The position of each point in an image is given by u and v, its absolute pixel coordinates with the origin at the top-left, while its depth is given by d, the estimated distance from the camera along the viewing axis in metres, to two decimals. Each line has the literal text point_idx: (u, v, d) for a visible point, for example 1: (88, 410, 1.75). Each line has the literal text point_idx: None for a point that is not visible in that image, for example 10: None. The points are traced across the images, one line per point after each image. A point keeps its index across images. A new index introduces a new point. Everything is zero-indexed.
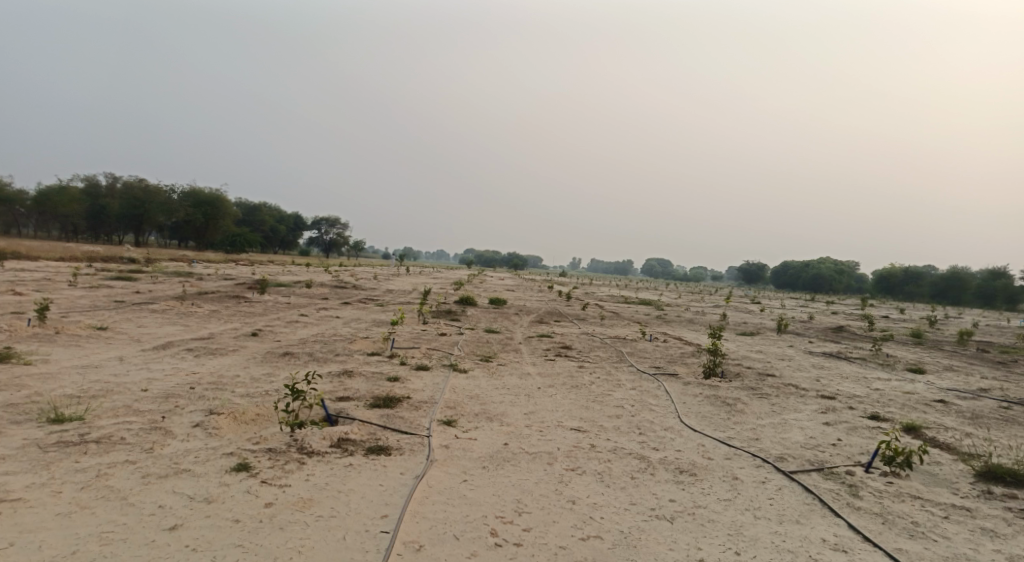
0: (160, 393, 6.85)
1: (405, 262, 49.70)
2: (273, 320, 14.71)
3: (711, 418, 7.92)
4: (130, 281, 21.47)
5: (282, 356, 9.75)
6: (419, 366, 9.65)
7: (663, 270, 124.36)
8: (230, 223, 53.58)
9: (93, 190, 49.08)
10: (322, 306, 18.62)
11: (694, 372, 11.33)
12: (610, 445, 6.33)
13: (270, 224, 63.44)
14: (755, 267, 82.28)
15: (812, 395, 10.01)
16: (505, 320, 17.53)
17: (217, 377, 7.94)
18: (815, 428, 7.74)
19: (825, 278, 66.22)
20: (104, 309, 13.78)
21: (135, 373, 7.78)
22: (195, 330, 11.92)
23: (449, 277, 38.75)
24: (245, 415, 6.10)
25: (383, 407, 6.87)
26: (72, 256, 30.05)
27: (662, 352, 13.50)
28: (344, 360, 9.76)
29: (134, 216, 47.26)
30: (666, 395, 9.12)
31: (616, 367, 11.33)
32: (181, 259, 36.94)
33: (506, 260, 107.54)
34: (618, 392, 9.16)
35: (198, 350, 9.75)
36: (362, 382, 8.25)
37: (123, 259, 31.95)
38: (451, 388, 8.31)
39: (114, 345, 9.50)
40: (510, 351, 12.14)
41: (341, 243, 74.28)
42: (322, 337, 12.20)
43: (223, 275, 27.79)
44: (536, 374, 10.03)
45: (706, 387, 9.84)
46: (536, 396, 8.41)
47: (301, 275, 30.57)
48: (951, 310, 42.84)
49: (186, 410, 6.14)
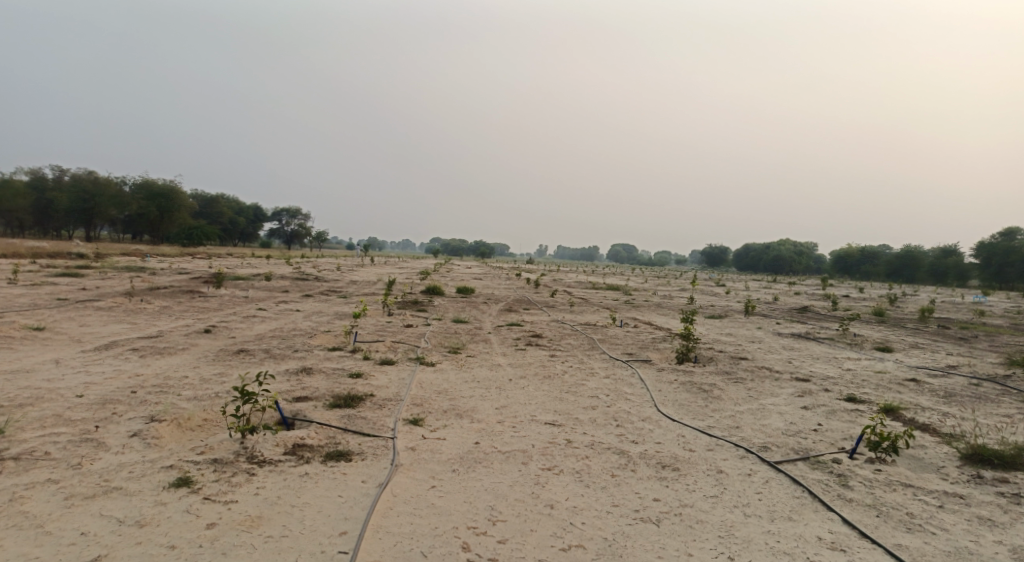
0: (96, 398, 6.22)
1: (370, 252, 48.75)
2: (229, 315, 13.98)
3: (689, 405, 7.68)
4: (76, 277, 20.28)
5: (237, 354, 9.13)
6: (384, 360, 9.17)
7: (628, 255, 125.61)
8: (186, 215, 51.69)
9: (39, 183, 46.83)
10: (282, 299, 17.89)
11: (667, 358, 11.12)
12: (587, 439, 6.01)
13: (229, 216, 61.56)
14: (719, 251, 83.52)
15: (787, 378, 9.90)
16: (474, 310, 17.09)
17: (164, 379, 7.33)
18: (795, 414, 7.57)
19: (786, 260, 67.53)
20: (43, 307, 12.85)
21: (70, 377, 7.10)
22: (143, 328, 11.17)
23: (416, 266, 38.17)
24: (190, 421, 5.55)
25: (344, 406, 6.41)
26: (14, 252, 28.39)
27: (634, 338, 13.28)
28: (304, 357, 9.21)
29: (82, 211, 45.15)
30: (641, 383, 8.86)
31: (589, 355, 11.03)
32: (134, 253, 35.43)
33: (474, 248, 106.76)
34: (592, 381, 8.85)
35: (145, 350, 9.06)
36: (323, 380, 7.74)
37: (71, 255, 30.39)
38: (417, 383, 7.88)
39: (51, 347, 8.74)
40: (479, 341, 11.74)
41: (303, 234, 72.57)
42: (281, 332, 11.58)
43: (179, 270, 26.68)
44: (507, 364, 9.66)
45: (680, 374, 9.61)
46: (507, 389, 8.03)
47: (262, 267, 29.62)
48: (908, 288, 43.87)
49: (123, 418, 5.56)
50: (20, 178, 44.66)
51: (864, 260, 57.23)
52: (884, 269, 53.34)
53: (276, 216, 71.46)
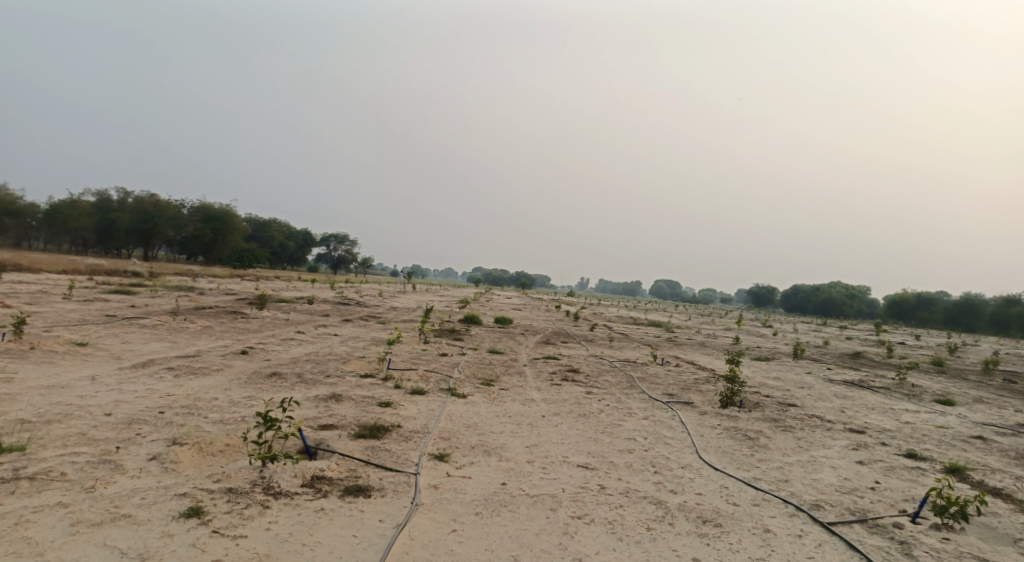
0: (124, 418, 6.20)
1: (412, 279, 49.22)
2: (267, 337, 14.09)
3: (732, 454, 7.19)
4: (128, 295, 20.97)
5: (269, 377, 9.08)
6: (415, 390, 8.96)
7: (671, 292, 123.73)
8: (238, 238, 53.42)
9: (105, 204, 49.31)
10: (321, 323, 18.02)
11: (710, 400, 10.57)
12: (621, 486, 5.62)
13: (279, 240, 63.40)
14: (765, 290, 81.40)
15: (839, 428, 9.24)
16: (510, 341, 16.81)
17: (194, 400, 7.30)
18: (849, 469, 6.99)
19: (836, 303, 65.18)
20: (92, 323, 13.21)
21: (103, 394, 7.14)
22: (183, 347, 11.31)
23: (456, 295, 38.31)
24: (211, 446, 5.43)
25: (369, 437, 6.20)
26: (75, 269, 29.70)
27: (674, 377, 12.77)
28: (335, 383, 9.09)
29: (142, 231, 47.21)
30: (681, 427, 8.39)
31: (626, 393, 10.60)
32: (187, 274, 36.67)
33: (515, 278, 106.88)
34: (629, 422, 8.44)
35: (180, 369, 9.12)
36: (351, 408, 7.57)
37: (127, 273, 31.69)
38: (447, 416, 7.63)
39: (91, 363, 8.89)
40: (514, 374, 11.45)
41: (348, 260, 74.09)
42: (315, 356, 11.55)
43: (227, 290, 27.38)
44: (540, 400, 9.33)
45: (724, 418, 9.08)
46: (540, 426, 7.69)
47: (306, 290, 30.16)
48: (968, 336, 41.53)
49: (146, 440, 5.48)
50: (87, 199, 47.14)
51: (920, 305, 54.70)
52: (942, 315, 50.76)
53: (324, 241, 73.24)
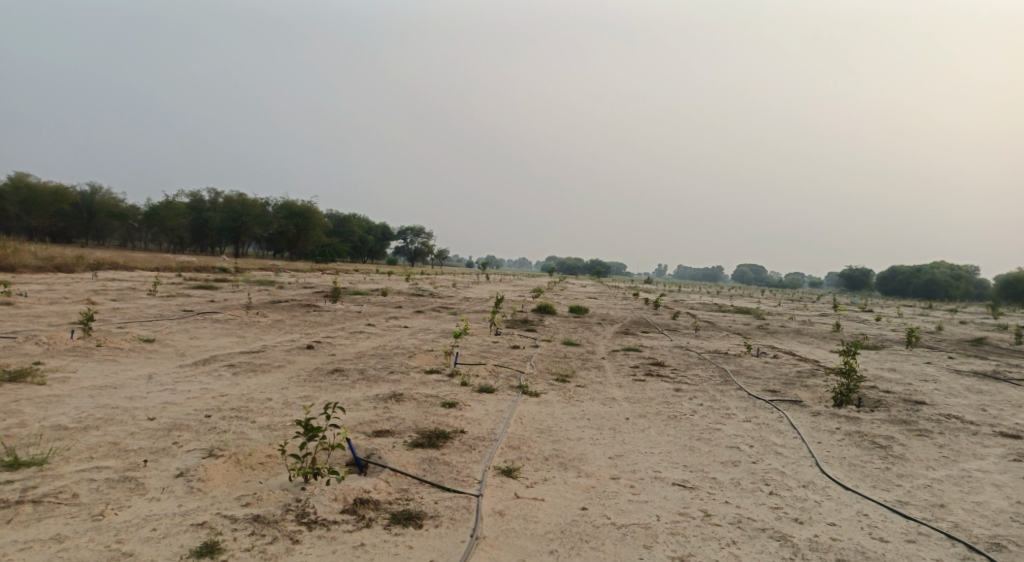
0: (166, 423, 5.74)
1: (487, 270, 48.82)
2: (336, 330, 13.76)
3: (864, 467, 5.86)
4: (210, 290, 21.49)
5: (329, 374, 8.53)
6: (482, 387, 8.12)
7: (754, 276, 118.16)
8: (320, 233, 54.81)
9: (198, 204, 52.06)
10: (392, 315, 17.63)
11: (819, 399, 9.14)
12: (730, 512, 4.54)
13: (359, 235, 64.93)
14: (858, 273, 75.99)
15: (988, 432, 7.61)
16: (588, 332, 15.70)
17: (246, 401, 6.79)
18: (1019, 488, 5.48)
19: (941, 284, 59.70)
20: (167, 319, 13.29)
21: (153, 395, 6.77)
22: (248, 343, 11.02)
23: (530, 284, 37.58)
24: (248, 458, 4.81)
25: (428, 447, 5.39)
26: (167, 266, 31.12)
27: (773, 371, 11.33)
28: (397, 380, 8.40)
29: (232, 229, 49.37)
30: (793, 432, 7.09)
31: (721, 390, 9.34)
32: (270, 269, 37.84)
33: (590, 266, 105.03)
34: (728, 426, 7.26)
35: (240, 366, 8.74)
36: (412, 410, 6.83)
37: (215, 269, 32.95)
38: (516, 419, 6.74)
39: (153, 361, 8.67)
40: (591, 369, 10.43)
41: (424, 252, 75.01)
42: (381, 350, 10.98)
43: (305, 284, 27.77)
44: (622, 399, 8.29)
45: (842, 422, 7.67)
46: (624, 432, 6.65)
47: (382, 283, 30.25)
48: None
49: (181, 451, 4.95)
50: (182, 201, 49.86)
51: None
52: None
53: (401, 235, 74.57)
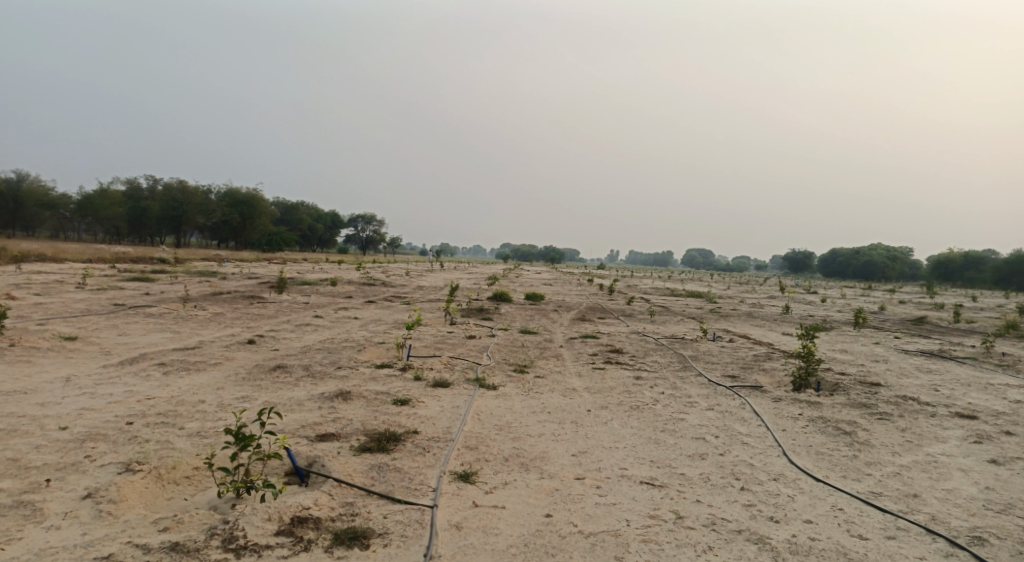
0: (80, 432, 5.06)
1: (441, 258, 48.03)
2: (281, 323, 13.01)
3: (831, 457, 5.79)
4: (145, 282, 20.20)
5: (272, 372, 7.91)
6: (437, 382, 7.68)
7: (704, 260, 120.94)
8: (266, 222, 52.80)
9: (135, 192, 49.39)
10: (342, 306, 16.93)
11: (779, 384, 9.08)
12: (702, 513, 4.32)
13: (308, 224, 63.06)
14: (801, 256, 78.58)
15: (944, 413, 7.67)
16: (545, 319, 15.43)
17: (176, 404, 6.15)
18: (984, 473, 5.46)
19: (878, 266, 62.28)
20: (94, 314, 12.27)
21: (69, 400, 6.03)
22: (184, 339, 10.22)
23: (486, 271, 37.15)
24: (171, 472, 4.25)
25: (377, 452, 4.95)
26: (98, 258, 29.20)
27: (731, 356, 11.29)
28: (346, 376, 7.87)
29: (172, 218, 47.02)
30: (757, 420, 6.97)
31: (681, 377, 9.18)
32: (213, 259, 36.21)
33: (544, 253, 105.39)
34: (692, 416, 7.06)
35: (172, 365, 8.01)
36: (360, 409, 6.34)
37: (153, 260, 31.25)
38: (474, 415, 6.35)
39: (72, 361, 7.85)
40: (550, 358, 10.13)
41: (377, 240, 73.54)
42: (329, 344, 10.37)
43: (250, 275, 26.54)
44: (583, 389, 8.00)
45: (804, 408, 7.62)
46: (587, 426, 6.35)
47: (332, 272, 29.28)
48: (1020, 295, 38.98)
49: (94, 466, 4.30)
50: (117, 189, 47.20)
51: (968, 266, 51.59)
52: (993, 274, 47.60)
53: (353, 223, 72.83)
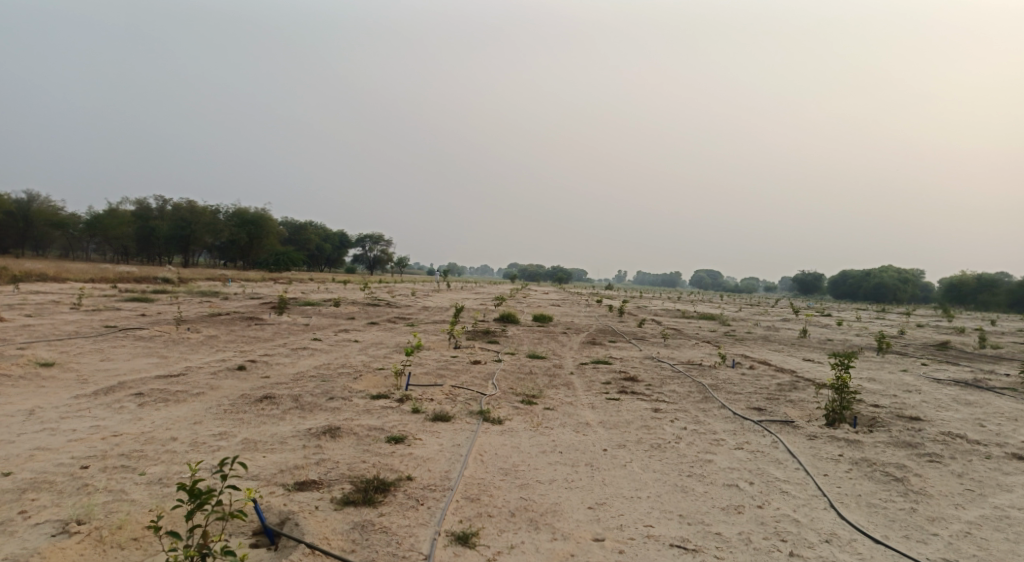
0: (24, 480, 4.39)
1: (448, 278, 47.45)
2: (277, 347, 12.37)
3: (886, 511, 5.07)
4: (144, 303, 19.67)
5: (257, 403, 7.24)
6: (437, 416, 6.99)
7: (712, 281, 119.91)
8: (274, 241, 52.52)
9: (144, 213, 49.38)
10: (343, 328, 16.30)
11: (809, 418, 8.32)
12: None
13: (316, 243, 62.87)
14: (811, 278, 77.68)
15: (999, 453, 6.92)
16: (553, 343, 14.72)
17: (143, 443, 5.47)
18: None
19: (889, 287, 61.26)
20: (81, 337, 11.67)
21: (23, 438, 5.37)
22: (170, 364, 9.57)
23: (493, 292, 36.57)
24: (116, 534, 3.58)
25: (363, 505, 4.27)
26: (101, 277, 28.78)
27: (754, 384, 10.54)
28: (338, 409, 7.20)
29: (180, 238, 46.93)
30: (793, 462, 6.25)
31: (704, 410, 8.43)
32: (218, 278, 35.79)
33: (551, 273, 105.18)
34: (720, 456, 6.33)
35: (151, 395, 7.36)
36: (349, 449, 5.64)
37: (157, 279, 30.86)
38: (476, 457, 5.65)
39: (43, 391, 7.23)
40: (560, 386, 9.42)
41: (385, 260, 73.24)
42: (325, 371, 9.71)
43: (253, 295, 26.01)
44: (598, 424, 7.28)
45: (843, 447, 6.89)
46: (604, 470, 5.64)
47: (337, 293, 28.73)
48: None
49: (26, 524, 3.63)
50: (126, 209, 47.20)
51: (982, 288, 50.41)
52: (1009, 296, 46.47)
53: (360, 243, 72.65)
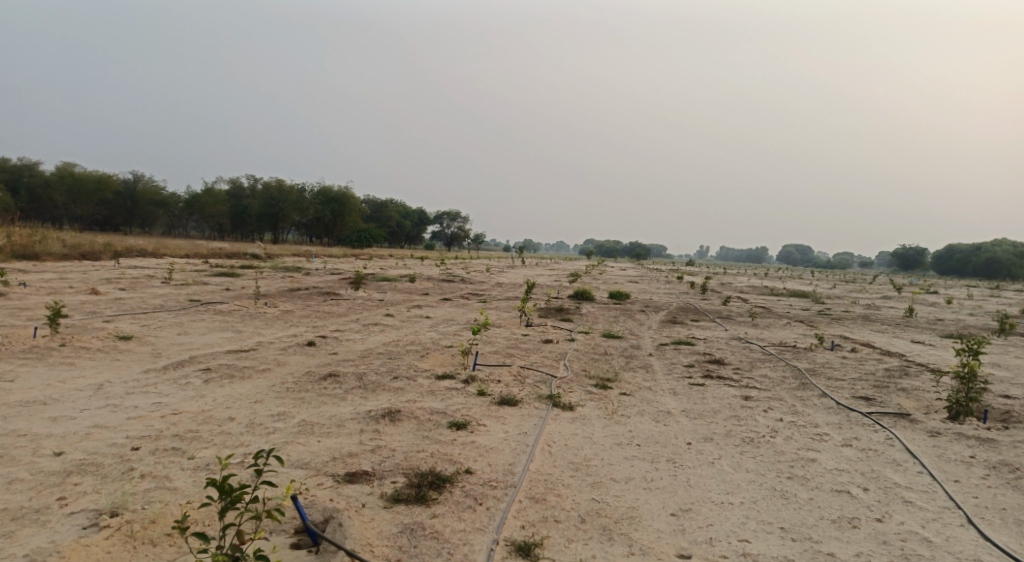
0: (74, 460, 4.27)
1: (523, 254, 47.02)
2: (348, 322, 12.32)
3: None
4: (230, 278, 20.39)
5: (320, 382, 7.01)
6: (504, 400, 6.50)
7: (801, 255, 113.46)
8: (356, 218, 53.90)
9: (236, 192, 51.92)
10: (416, 304, 16.17)
11: (928, 410, 7.22)
12: None
13: (395, 220, 64.08)
14: (913, 253, 71.61)
15: None
16: (630, 321, 13.92)
17: (200, 423, 5.30)
18: None
19: (1005, 262, 55.49)
20: (165, 311, 12.04)
21: (85, 414, 5.34)
22: (243, 340, 9.60)
23: (569, 268, 35.84)
24: (148, 530, 3.33)
25: (414, 503, 3.84)
26: (197, 253, 30.41)
27: (859, 370, 9.39)
28: (400, 389, 6.85)
29: (269, 216, 49.00)
30: (918, 465, 5.31)
31: (802, 399, 7.49)
32: (301, 255, 36.99)
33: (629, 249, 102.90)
34: (825, 455, 5.48)
35: (218, 370, 7.31)
36: (408, 435, 5.25)
37: (246, 255, 32.27)
38: (543, 449, 5.11)
39: (117, 365, 7.32)
40: (638, 369, 8.72)
41: (461, 237, 73.74)
42: (392, 348, 9.46)
43: (333, 270, 26.56)
44: (681, 413, 6.56)
45: (976, 447, 5.84)
46: (689, 467, 4.96)
47: (414, 268, 28.93)
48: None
49: (61, 516, 3.46)
50: (220, 189, 49.70)
51: None
52: None
53: (438, 219, 73.63)
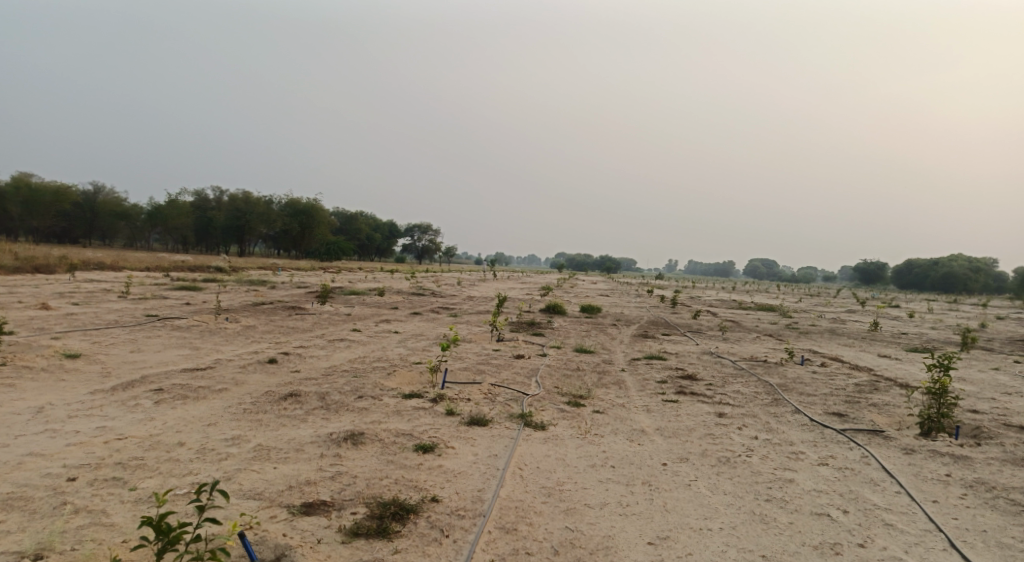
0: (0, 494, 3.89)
1: (495, 267, 46.81)
2: (313, 338, 11.92)
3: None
4: (192, 291, 19.71)
5: (280, 402, 6.67)
6: (474, 420, 6.25)
7: (767, 269, 115.70)
8: (325, 231, 53.07)
9: (201, 204, 50.70)
10: (385, 318, 15.80)
11: (900, 426, 7.20)
12: None
13: (366, 232, 63.34)
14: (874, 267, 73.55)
15: None
16: (603, 336, 13.78)
17: (146, 449, 4.93)
18: None
19: (960, 277, 57.33)
20: (119, 327, 11.47)
21: (19, 442, 4.92)
22: (200, 357, 9.16)
23: (540, 281, 35.74)
24: None
25: (376, 538, 3.57)
26: (158, 266, 29.45)
27: (830, 385, 9.38)
28: (365, 410, 6.54)
29: (236, 228, 47.90)
30: (895, 484, 5.22)
31: (776, 415, 7.41)
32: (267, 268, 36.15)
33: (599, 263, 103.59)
34: (802, 475, 5.37)
35: (171, 391, 6.90)
36: (371, 460, 4.96)
37: (210, 268, 31.35)
38: (514, 472, 4.87)
39: (62, 385, 6.86)
40: (611, 385, 8.55)
41: (433, 250, 73.22)
42: (358, 365, 9.13)
43: (300, 284, 25.93)
44: (656, 431, 6.39)
45: (950, 465, 5.80)
46: (665, 490, 4.78)
47: (384, 282, 28.46)
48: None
49: None
50: (184, 200, 48.47)
51: None
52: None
53: (409, 233, 73.07)
